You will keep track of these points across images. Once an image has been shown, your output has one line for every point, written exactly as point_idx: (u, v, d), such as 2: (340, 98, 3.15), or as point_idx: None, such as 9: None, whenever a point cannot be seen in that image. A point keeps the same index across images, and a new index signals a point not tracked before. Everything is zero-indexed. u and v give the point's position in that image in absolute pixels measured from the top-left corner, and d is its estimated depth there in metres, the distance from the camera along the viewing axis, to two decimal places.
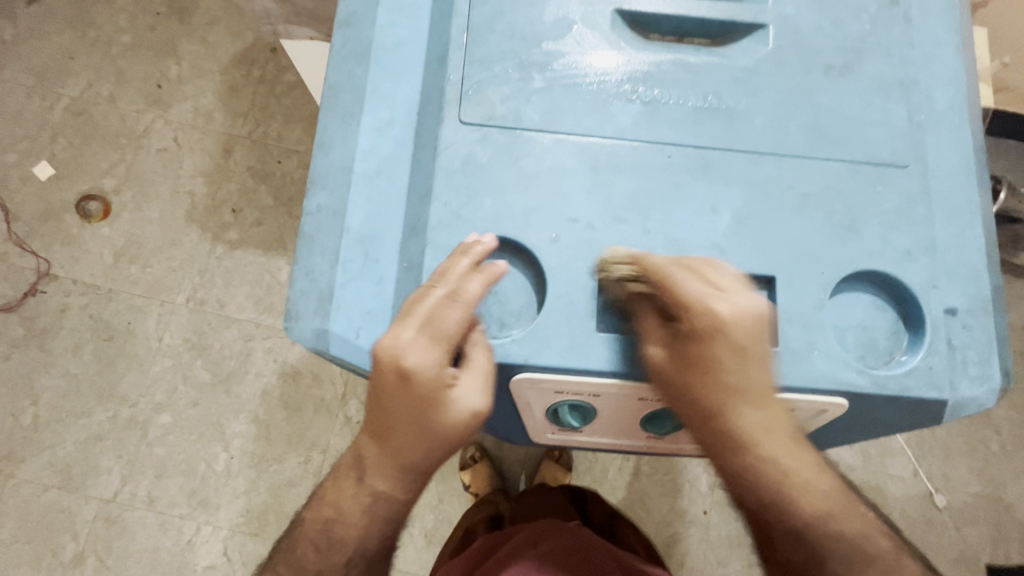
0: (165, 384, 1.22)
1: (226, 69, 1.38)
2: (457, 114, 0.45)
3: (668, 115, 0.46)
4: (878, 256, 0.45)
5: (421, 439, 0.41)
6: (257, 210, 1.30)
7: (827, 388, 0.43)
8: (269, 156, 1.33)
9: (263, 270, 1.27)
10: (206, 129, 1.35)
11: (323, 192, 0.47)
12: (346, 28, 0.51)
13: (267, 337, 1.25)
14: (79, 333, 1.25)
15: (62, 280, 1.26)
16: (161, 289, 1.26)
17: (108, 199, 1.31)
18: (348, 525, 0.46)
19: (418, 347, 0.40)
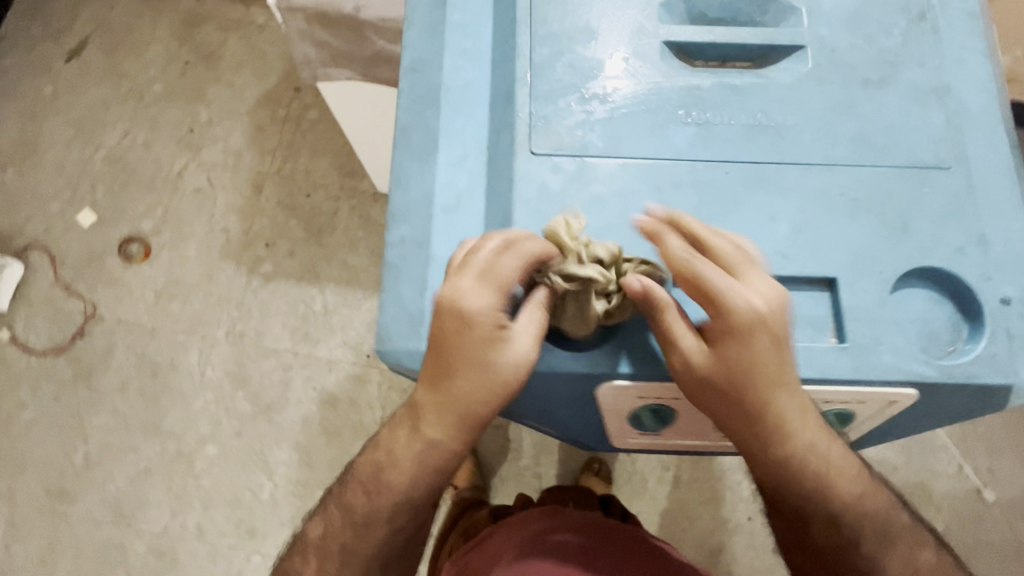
0: (208, 417, 1.26)
1: (253, 110, 1.45)
2: (528, 147, 0.49)
3: (722, 135, 0.50)
4: (931, 254, 0.48)
5: (473, 382, 0.43)
6: (289, 243, 1.35)
7: (898, 380, 0.45)
8: (298, 191, 1.39)
9: (298, 301, 1.32)
10: (236, 168, 1.41)
11: (404, 225, 0.52)
12: (413, 73, 0.56)
13: (304, 365, 1.29)
14: (125, 372, 1.29)
15: (107, 321, 1.32)
16: (200, 324, 1.31)
17: (147, 241, 1.37)
18: (399, 476, 0.50)
19: (473, 293, 0.42)
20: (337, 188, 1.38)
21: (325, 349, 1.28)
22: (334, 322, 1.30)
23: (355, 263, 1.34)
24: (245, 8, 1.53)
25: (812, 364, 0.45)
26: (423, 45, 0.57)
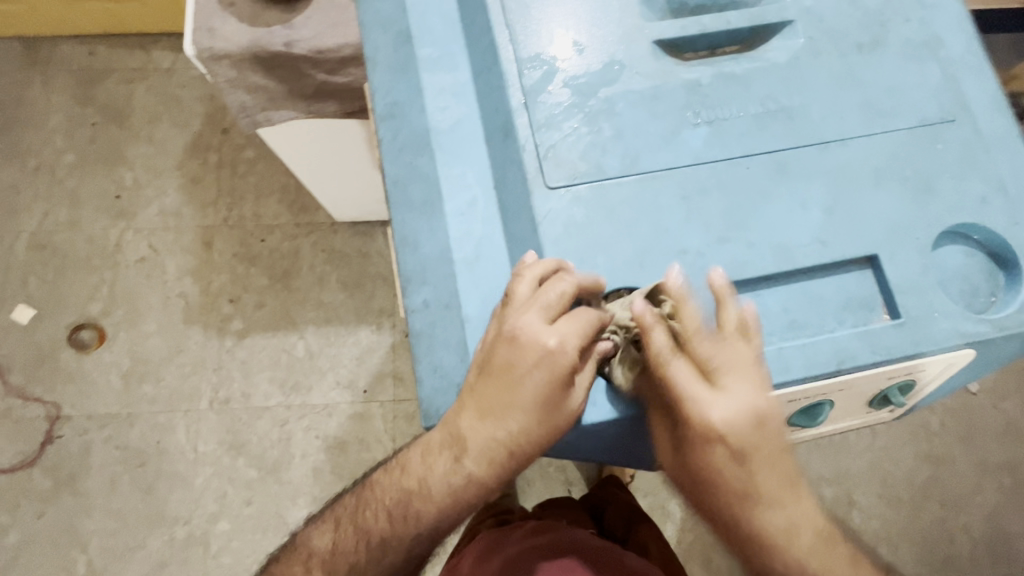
0: (214, 493, 1.12)
1: (183, 161, 1.32)
2: (542, 181, 0.46)
3: (735, 129, 0.48)
4: (960, 208, 0.48)
5: (534, 421, 0.41)
6: (256, 293, 1.23)
7: (956, 344, 0.45)
8: (251, 237, 1.26)
9: (280, 350, 1.20)
10: (179, 227, 1.28)
11: (424, 287, 0.48)
12: (391, 120, 0.52)
13: (302, 415, 1.16)
14: (110, 468, 1.14)
15: (76, 418, 1.17)
16: (181, 399, 1.18)
17: (99, 324, 1.22)
18: (431, 490, 0.45)
19: (547, 330, 0.41)
20: (293, 226, 1.27)
21: (319, 395, 1.17)
22: (323, 364, 1.19)
23: (331, 299, 1.23)
24: (147, 54, 1.38)
25: (876, 347, 0.45)
26: (396, 86, 0.52)
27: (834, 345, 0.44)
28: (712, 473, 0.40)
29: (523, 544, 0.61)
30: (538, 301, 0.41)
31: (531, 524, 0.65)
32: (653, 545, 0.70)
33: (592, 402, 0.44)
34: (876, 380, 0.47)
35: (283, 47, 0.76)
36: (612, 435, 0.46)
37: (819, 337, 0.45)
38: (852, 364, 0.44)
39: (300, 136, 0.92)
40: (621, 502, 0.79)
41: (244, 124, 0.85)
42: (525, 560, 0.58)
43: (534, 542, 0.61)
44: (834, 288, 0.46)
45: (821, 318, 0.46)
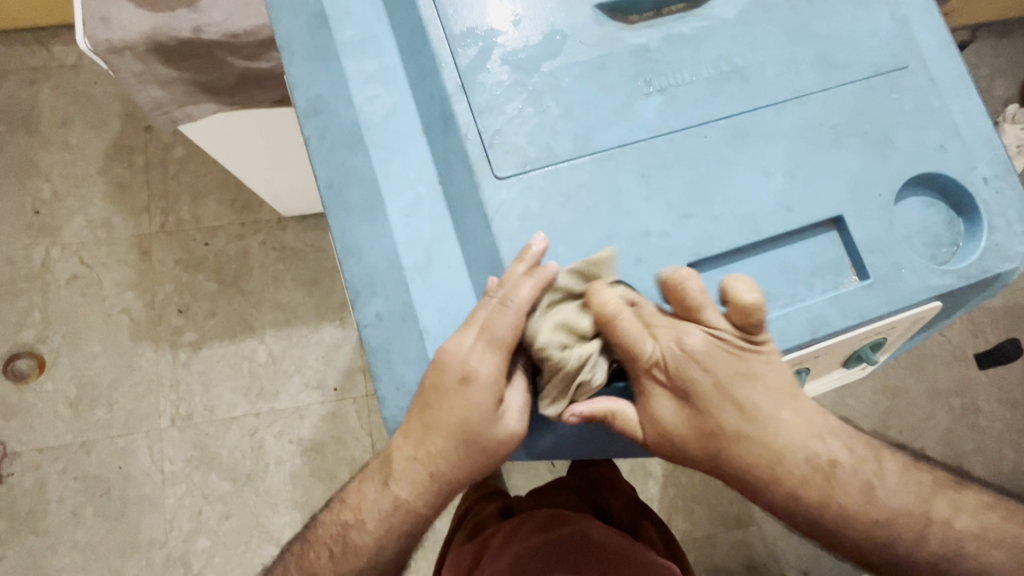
0: (189, 511, 1.07)
1: (104, 166, 1.20)
2: (491, 171, 0.42)
3: (689, 96, 0.45)
4: (919, 159, 0.46)
5: (452, 443, 0.42)
6: (205, 300, 1.15)
7: (923, 299, 0.44)
8: (192, 241, 1.17)
9: (239, 357, 1.13)
10: (111, 238, 1.17)
11: (376, 298, 0.44)
12: (318, 116, 0.46)
13: (273, 422, 1.11)
14: (71, 500, 1.07)
15: (26, 453, 1.08)
16: (139, 420, 1.10)
17: (37, 351, 1.12)
18: (365, 520, 0.48)
19: (474, 349, 0.41)
20: (237, 225, 1.18)
21: (287, 398, 1.11)
22: (287, 366, 1.13)
23: (287, 298, 1.16)
24: (46, 50, 1.24)
25: (848, 311, 0.43)
26: (318, 77, 0.47)
27: (807, 314, 0.43)
28: (700, 460, 0.43)
29: (530, 541, 0.58)
30: (478, 324, 0.41)
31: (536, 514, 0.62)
32: (655, 534, 0.67)
33: None
34: (850, 342, 0.46)
35: (191, 33, 0.68)
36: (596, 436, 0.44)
37: (790, 308, 0.43)
38: (825, 333, 0.43)
39: (228, 131, 0.84)
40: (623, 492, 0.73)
41: (160, 122, 0.77)
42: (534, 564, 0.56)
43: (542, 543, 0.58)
44: (802, 256, 0.45)
45: (791, 288, 0.44)
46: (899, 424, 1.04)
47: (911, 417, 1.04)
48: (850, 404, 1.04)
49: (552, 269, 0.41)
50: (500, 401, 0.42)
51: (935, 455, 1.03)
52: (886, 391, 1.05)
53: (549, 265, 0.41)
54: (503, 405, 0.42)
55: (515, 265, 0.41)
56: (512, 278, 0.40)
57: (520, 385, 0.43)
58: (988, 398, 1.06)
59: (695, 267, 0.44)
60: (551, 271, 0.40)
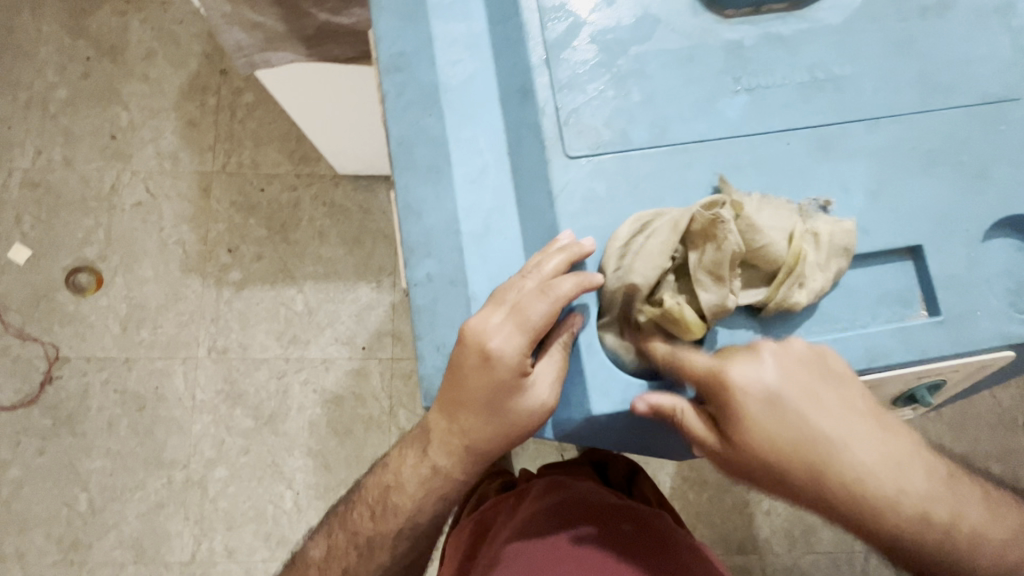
0: (211, 440, 1.12)
1: (179, 102, 1.25)
2: (562, 150, 0.42)
3: (778, 99, 0.43)
4: (1015, 199, 0.43)
5: (486, 418, 0.42)
6: (254, 244, 1.19)
7: (994, 347, 0.42)
8: (250, 185, 1.22)
9: (278, 303, 1.17)
10: (176, 171, 1.23)
11: (428, 260, 0.45)
12: (397, 73, 0.47)
13: (300, 369, 1.15)
14: (109, 411, 1.14)
15: (75, 360, 1.15)
16: (179, 346, 1.16)
17: (96, 267, 1.19)
18: (403, 484, 0.48)
19: (499, 329, 0.40)
20: (293, 176, 1.22)
21: (317, 349, 1.15)
22: (321, 319, 1.17)
23: (331, 254, 1.19)
24: None
25: (910, 346, 0.42)
26: (403, 34, 0.47)
27: (865, 342, 0.42)
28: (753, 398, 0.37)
29: (533, 505, 0.59)
30: (509, 304, 0.40)
31: (543, 481, 0.63)
32: (650, 491, 0.69)
33: (608, 393, 0.40)
34: (905, 380, 0.44)
35: None
36: (624, 428, 0.43)
37: (848, 332, 0.42)
38: (881, 363, 0.42)
39: (304, 84, 0.86)
40: (620, 461, 0.74)
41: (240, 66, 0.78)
42: (538, 525, 0.56)
43: (546, 503, 0.58)
44: (870, 280, 0.43)
45: (850, 313, 0.42)
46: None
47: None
48: None
49: (595, 275, 0.40)
50: (527, 374, 0.41)
51: None
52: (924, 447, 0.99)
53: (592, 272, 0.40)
54: (532, 378, 0.41)
55: (552, 256, 0.40)
56: (556, 264, 0.40)
57: (552, 358, 0.41)
58: None
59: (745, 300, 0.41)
60: (592, 276, 0.39)
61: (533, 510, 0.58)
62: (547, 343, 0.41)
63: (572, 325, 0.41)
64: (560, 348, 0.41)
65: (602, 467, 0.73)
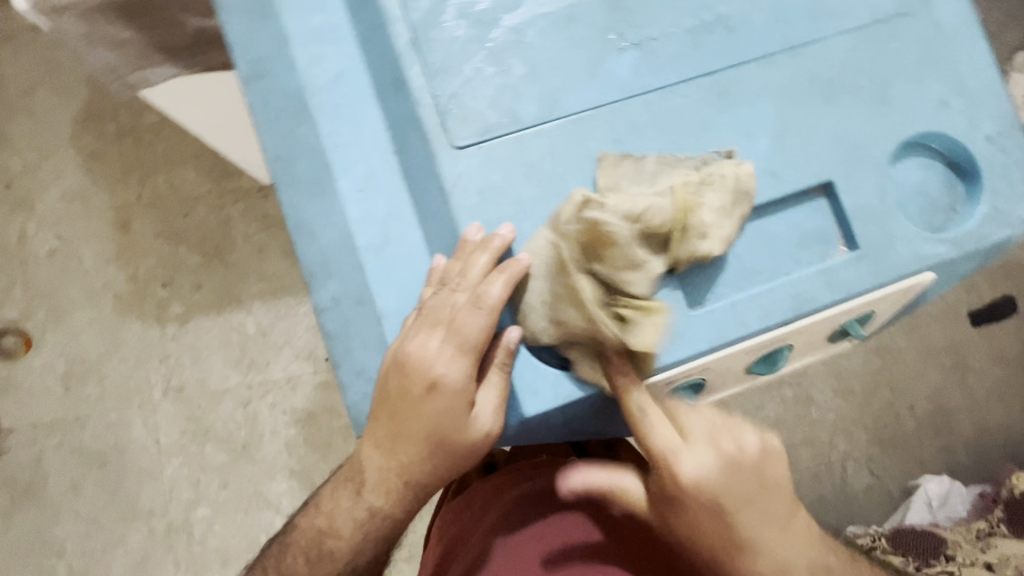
0: (186, 482, 1.06)
1: (74, 135, 1.14)
2: (448, 141, 0.38)
3: (669, 50, 0.41)
4: (916, 118, 0.43)
5: (424, 454, 0.40)
6: (189, 272, 1.11)
7: (916, 270, 0.42)
8: (172, 211, 1.13)
9: (228, 328, 1.10)
10: (87, 210, 1.13)
11: (332, 281, 0.42)
12: (260, 81, 0.43)
13: (265, 393, 1.09)
14: (70, 473, 1.07)
15: (21, 428, 1.08)
16: (130, 394, 1.09)
17: (22, 327, 1.10)
18: (339, 528, 0.46)
19: (440, 354, 0.38)
20: (216, 194, 1.13)
21: (277, 370, 1.09)
22: (277, 338, 1.10)
23: (273, 269, 1.12)
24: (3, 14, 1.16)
25: (835, 286, 0.41)
26: (258, 36, 0.43)
27: (792, 289, 0.41)
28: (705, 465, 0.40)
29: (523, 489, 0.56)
30: (445, 327, 0.38)
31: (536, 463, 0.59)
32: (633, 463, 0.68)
33: (537, 394, 0.38)
34: (834, 317, 0.43)
35: None
36: (564, 422, 0.41)
37: (773, 282, 0.41)
38: (812, 308, 0.41)
39: (193, 104, 0.78)
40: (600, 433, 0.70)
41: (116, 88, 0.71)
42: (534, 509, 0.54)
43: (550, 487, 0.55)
44: (788, 225, 0.42)
45: (774, 263, 0.41)
46: (889, 383, 1.03)
47: (902, 377, 1.02)
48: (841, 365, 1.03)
49: (523, 265, 0.38)
50: (472, 403, 0.38)
51: (927, 413, 1.02)
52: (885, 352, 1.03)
53: (517, 258, 0.38)
54: (477, 406, 0.38)
55: (475, 258, 0.37)
56: (482, 266, 0.37)
57: (492, 385, 0.38)
58: (980, 356, 1.03)
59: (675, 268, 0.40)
60: (520, 266, 0.37)
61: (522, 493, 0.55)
62: (488, 367, 0.39)
63: (507, 340, 0.38)
64: (502, 371, 0.38)
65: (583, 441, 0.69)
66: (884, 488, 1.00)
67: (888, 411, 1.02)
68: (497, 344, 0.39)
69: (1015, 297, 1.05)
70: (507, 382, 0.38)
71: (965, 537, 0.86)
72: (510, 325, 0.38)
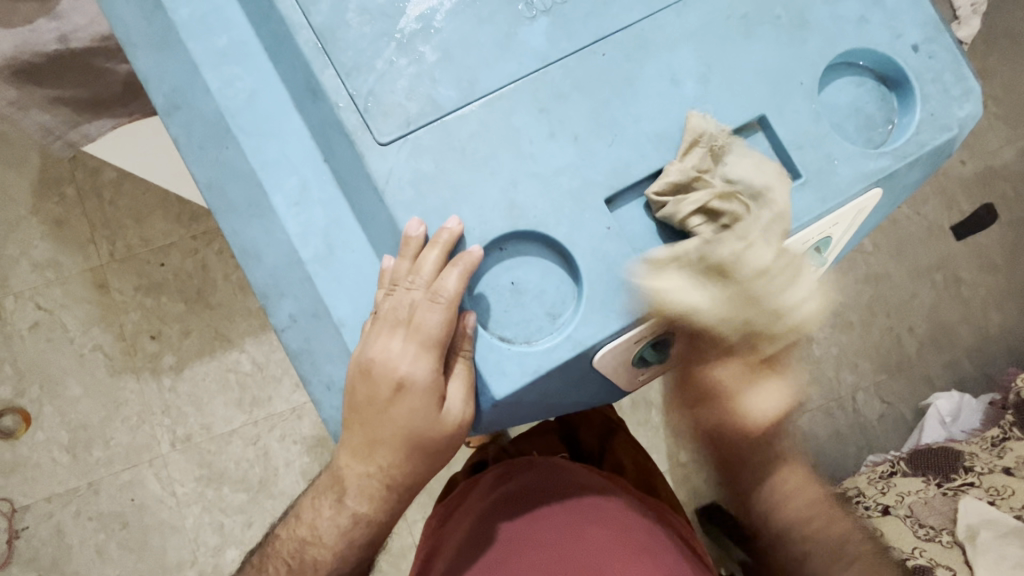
0: (210, 527, 1.06)
1: (36, 204, 1.13)
2: (372, 138, 0.38)
3: (579, 10, 0.40)
4: (838, 38, 0.43)
5: (400, 454, 0.41)
6: (176, 321, 1.10)
7: (863, 188, 0.41)
8: (148, 264, 1.12)
9: (224, 370, 1.10)
10: (62, 277, 1.12)
11: (286, 300, 0.41)
12: (179, 113, 0.42)
13: (272, 426, 1.09)
14: (93, 540, 1.06)
15: (36, 504, 1.07)
16: (139, 451, 1.08)
17: (18, 405, 1.09)
18: (321, 537, 0.46)
19: (404, 355, 0.38)
20: (189, 239, 1.12)
21: (281, 401, 1.08)
22: (274, 371, 1.10)
23: (258, 303, 1.11)
24: None
25: None
26: (169, 67, 0.42)
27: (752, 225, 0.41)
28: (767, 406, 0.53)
29: (517, 480, 0.58)
30: (405, 327, 0.38)
31: (526, 459, 0.61)
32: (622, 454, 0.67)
33: (503, 373, 0.38)
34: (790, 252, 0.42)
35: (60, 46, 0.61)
36: (537, 400, 0.41)
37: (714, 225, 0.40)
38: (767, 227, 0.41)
39: (144, 155, 0.76)
40: (592, 420, 0.71)
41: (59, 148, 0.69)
42: (528, 500, 0.55)
43: (539, 480, 0.57)
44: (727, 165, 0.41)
45: None
46: (886, 308, 1.03)
47: (896, 301, 1.03)
48: (836, 300, 1.02)
49: (475, 252, 0.37)
50: (441, 396, 0.39)
51: (927, 331, 1.03)
52: (877, 279, 1.03)
53: (468, 250, 0.37)
54: (446, 399, 0.39)
55: (426, 253, 0.37)
56: (436, 262, 0.37)
57: (459, 376, 0.38)
58: (971, 267, 1.04)
59: (614, 201, 0.40)
60: (471, 256, 0.37)
61: (516, 484, 0.57)
62: (451, 359, 0.39)
63: (467, 325, 0.38)
64: (465, 360, 0.38)
65: (575, 430, 0.71)
66: (898, 413, 1.01)
67: (889, 336, 1.02)
68: (459, 336, 0.38)
69: (994, 204, 1.05)
70: (472, 369, 0.38)
71: (981, 446, 0.85)
72: (468, 313, 0.38)
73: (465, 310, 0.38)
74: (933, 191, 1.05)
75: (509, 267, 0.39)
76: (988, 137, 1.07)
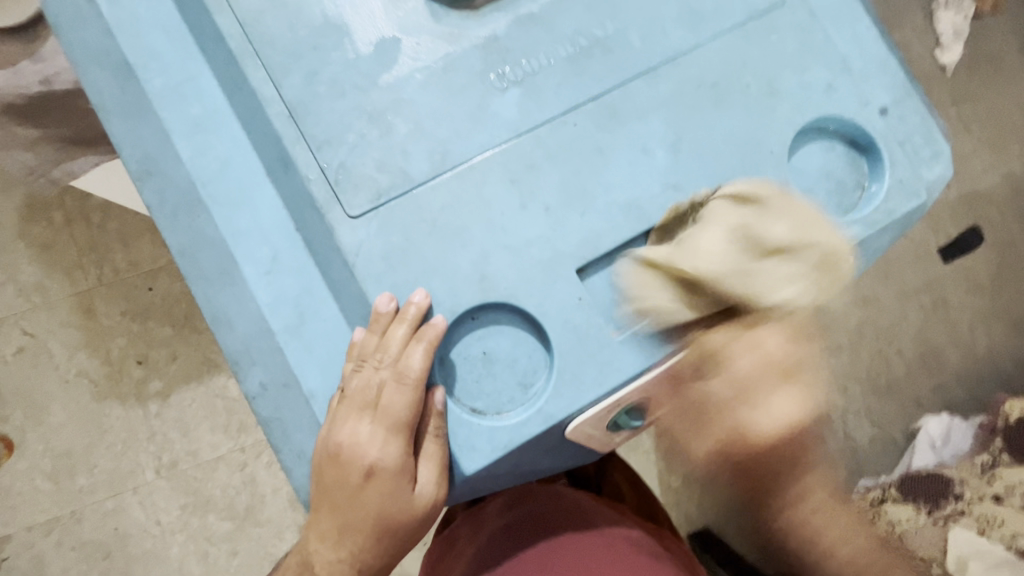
0: (195, 556, 1.04)
1: (24, 225, 1.11)
2: (342, 212, 0.38)
3: (551, 82, 0.41)
4: (806, 106, 0.43)
5: (370, 539, 0.40)
6: (163, 346, 1.09)
7: None
8: (136, 288, 1.10)
9: (212, 396, 1.08)
10: (48, 300, 1.10)
11: (256, 368, 0.41)
12: (151, 179, 0.42)
13: (260, 453, 1.07)
14: (74, 570, 1.04)
15: (18, 533, 1.05)
16: (123, 479, 1.06)
17: (1, 432, 1.07)
18: None
19: (373, 441, 0.38)
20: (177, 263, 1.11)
21: None
22: None
23: None
24: None
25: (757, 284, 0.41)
26: (142, 134, 0.42)
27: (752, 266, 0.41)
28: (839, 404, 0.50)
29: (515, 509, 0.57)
30: (370, 408, 0.38)
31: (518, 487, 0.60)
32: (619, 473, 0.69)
33: (472, 449, 0.38)
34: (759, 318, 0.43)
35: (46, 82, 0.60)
36: (506, 472, 0.41)
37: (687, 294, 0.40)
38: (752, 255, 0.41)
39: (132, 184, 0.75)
40: None
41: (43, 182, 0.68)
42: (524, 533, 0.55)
43: (535, 511, 0.56)
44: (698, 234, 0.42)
45: None
46: (878, 331, 1.02)
47: (887, 325, 1.03)
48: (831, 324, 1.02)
49: (442, 324, 0.37)
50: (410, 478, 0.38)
51: (918, 355, 1.03)
52: (871, 303, 1.03)
53: (435, 322, 0.37)
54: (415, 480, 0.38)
55: (392, 329, 0.37)
56: (403, 338, 0.37)
57: (429, 455, 0.38)
58: (960, 291, 1.04)
59: (585, 271, 0.40)
60: (439, 330, 0.37)
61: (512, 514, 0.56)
62: (419, 437, 0.38)
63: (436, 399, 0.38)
64: (436, 437, 0.38)
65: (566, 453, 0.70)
66: (892, 437, 1.00)
67: (881, 360, 1.02)
68: (426, 414, 0.38)
69: (982, 228, 1.06)
70: (442, 447, 0.38)
71: (971, 471, 0.85)
72: (436, 386, 0.38)
73: (432, 385, 0.38)
74: (923, 216, 1.06)
75: (480, 337, 0.39)
76: (975, 162, 1.08)
